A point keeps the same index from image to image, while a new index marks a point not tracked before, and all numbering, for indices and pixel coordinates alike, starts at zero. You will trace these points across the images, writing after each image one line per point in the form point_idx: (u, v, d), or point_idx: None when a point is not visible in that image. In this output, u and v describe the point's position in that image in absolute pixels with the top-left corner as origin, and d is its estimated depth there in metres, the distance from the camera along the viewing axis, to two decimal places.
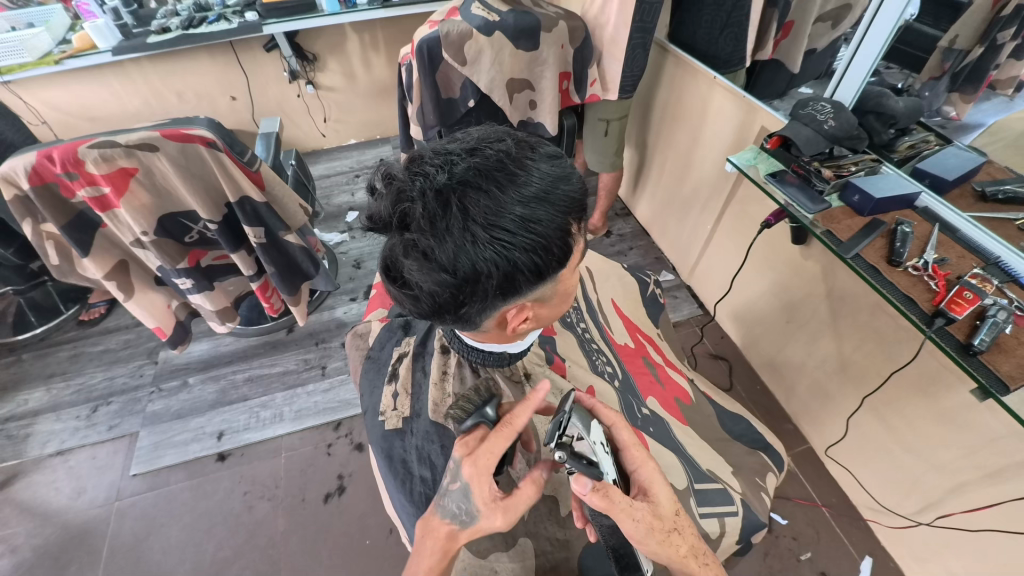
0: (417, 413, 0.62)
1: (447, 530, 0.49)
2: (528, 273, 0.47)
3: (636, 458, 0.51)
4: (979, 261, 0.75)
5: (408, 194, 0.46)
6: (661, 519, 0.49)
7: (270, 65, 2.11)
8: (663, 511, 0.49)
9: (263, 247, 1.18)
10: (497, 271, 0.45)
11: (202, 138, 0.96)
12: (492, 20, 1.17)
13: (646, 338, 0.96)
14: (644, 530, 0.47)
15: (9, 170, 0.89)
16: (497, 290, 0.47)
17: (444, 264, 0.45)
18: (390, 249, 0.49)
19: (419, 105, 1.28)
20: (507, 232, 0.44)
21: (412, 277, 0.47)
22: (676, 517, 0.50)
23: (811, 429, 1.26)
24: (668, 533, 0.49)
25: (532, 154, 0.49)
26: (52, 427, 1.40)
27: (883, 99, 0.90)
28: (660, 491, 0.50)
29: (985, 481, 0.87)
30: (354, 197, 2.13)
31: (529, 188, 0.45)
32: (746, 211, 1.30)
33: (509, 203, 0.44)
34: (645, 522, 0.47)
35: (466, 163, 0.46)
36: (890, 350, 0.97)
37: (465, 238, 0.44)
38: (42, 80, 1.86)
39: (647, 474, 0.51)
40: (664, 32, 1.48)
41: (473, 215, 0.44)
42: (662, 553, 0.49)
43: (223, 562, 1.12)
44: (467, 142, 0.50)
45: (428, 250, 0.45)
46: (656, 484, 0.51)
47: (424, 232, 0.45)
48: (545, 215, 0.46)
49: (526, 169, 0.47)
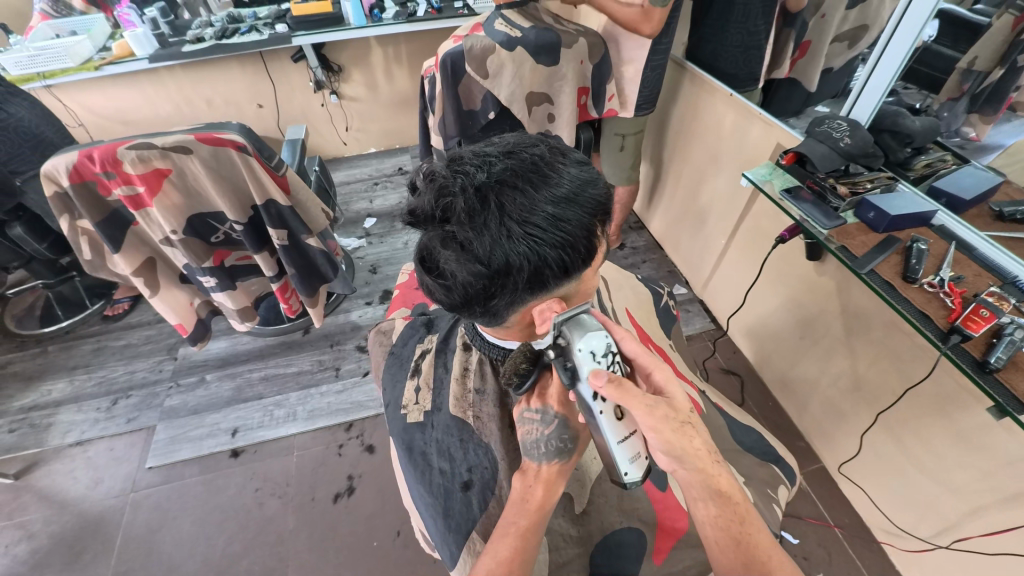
0: (438, 407, 0.66)
1: (553, 468, 0.55)
2: (556, 269, 0.49)
3: (652, 365, 0.55)
4: (995, 280, 0.75)
5: (450, 189, 0.48)
6: (675, 410, 0.50)
7: (297, 75, 2.18)
8: (676, 404, 0.52)
9: (285, 248, 1.22)
10: (528, 265, 0.47)
11: (233, 143, 1.00)
12: (515, 35, 1.21)
13: (658, 348, 0.94)
14: (656, 413, 0.49)
15: (52, 168, 0.94)
16: (527, 283, 0.49)
17: (480, 256, 0.47)
18: (427, 241, 0.51)
19: (440, 116, 1.32)
20: (539, 228, 0.46)
21: (447, 267, 0.49)
22: (689, 413, 0.52)
23: (823, 447, 1.25)
24: (682, 422, 0.50)
25: (564, 159, 0.51)
26: (74, 418, 1.43)
27: (899, 118, 0.92)
28: (670, 388, 0.53)
29: (1003, 505, 0.85)
30: (372, 204, 2.18)
31: (561, 189, 0.48)
32: (760, 226, 1.31)
33: (542, 201, 0.47)
34: (659, 405, 0.50)
35: (504, 163, 0.49)
36: (906, 367, 0.97)
37: (501, 233, 0.46)
38: (81, 84, 1.94)
39: (661, 376, 0.54)
40: (682, 50, 1.53)
41: (509, 212, 0.46)
42: (674, 442, 0.49)
43: (233, 557, 1.14)
44: (504, 145, 0.53)
45: (465, 242, 0.47)
46: (672, 385, 0.54)
47: (463, 225, 0.47)
48: (574, 215, 0.48)
49: (558, 171, 0.49)
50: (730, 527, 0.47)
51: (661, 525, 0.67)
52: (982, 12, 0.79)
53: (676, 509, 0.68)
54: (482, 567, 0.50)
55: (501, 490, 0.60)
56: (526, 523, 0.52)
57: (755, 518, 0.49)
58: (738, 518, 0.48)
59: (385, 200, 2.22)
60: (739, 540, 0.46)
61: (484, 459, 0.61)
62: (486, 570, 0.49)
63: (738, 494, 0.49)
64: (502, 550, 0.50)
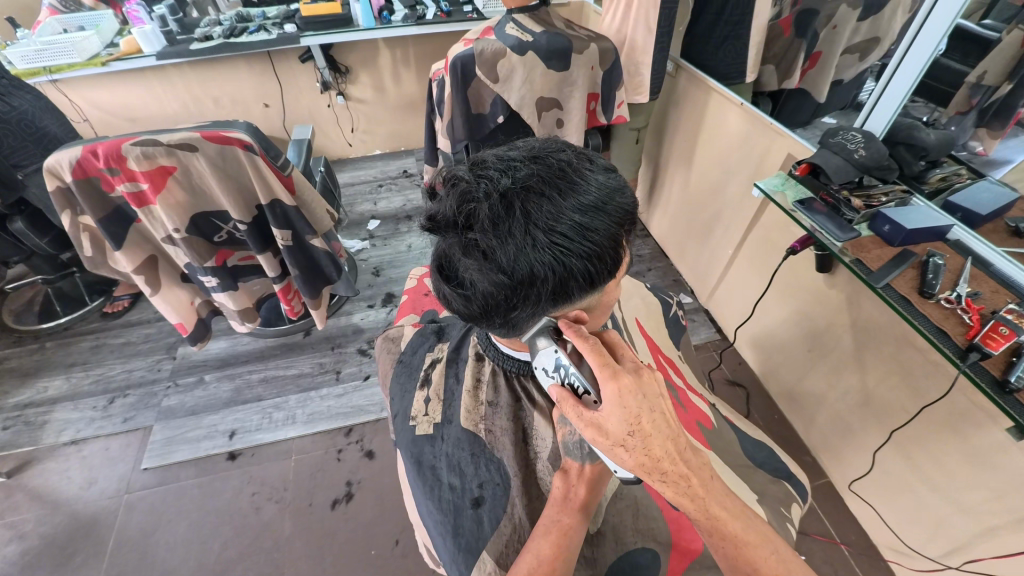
0: (449, 420, 0.64)
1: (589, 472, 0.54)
2: (581, 280, 0.48)
3: (598, 375, 0.44)
4: (1014, 297, 0.72)
5: (473, 195, 0.47)
6: (605, 436, 0.43)
7: (304, 75, 2.18)
8: (609, 429, 0.43)
9: (289, 248, 1.20)
10: (553, 276, 0.46)
11: (239, 141, 0.98)
12: (526, 39, 1.20)
13: (667, 359, 0.93)
14: (587, 436, 0.45)
15: (56, 162, 0.92)
16: (550, 294, 0.48)
17: (503, 266, 0.45)
18: (447, 248, 0.50)
19: (448, 120, 1.30)
20: (566, 238, 0.45)
21: (468, 276, 0.48)
22: (629, 437, 0.42)
23: (831, 464, 1.23)
24: (613, 447, 0.43)
25: (590, 165, 0.49)
26: (69, 416, 1.41)
27: (914, 131, 0.90)
28: (609, 407, 0.43)
29: (1015, 527, 0.83)
30: (376, 206, 2.18)
31: (588, 197, 0.46)
32: (769, 237, 1.29)
33: (569, 210, 0.45)
34: (589, 422, 0.45)
35: (529, 169, 0.47)
36: (919, 384, 0.95)
37: (526, 242, 0.45)
38: (89, 79, 1.94)
39: (608, 392, 0.43)
40: (678, 50, 1.53)
41: (536, 219, 0.45)
42: (616, 462, 0.44)
43: (228, 563, 1.11)
44: (528, 150, 0.51)
45: (488, 250, 0.46)
46: (615, 406, 0.43)
47: (486, 232, 0.45)
48: (601, 224, 0.47)
49: (584, 178, 0.47)
50: (719, 549, 0.45)
51: (676, 545, 0.66)
52: (991, 27, 0.78)
53: (690, 528, 0.67)
54: (523, 565, 0.47)
55: (513, 509, 0.58)
56: (569, 521, 0.50)
57: (740, 523, 0.44)
58: (716, 533, 0.44)
59: (389, 201, 2.21)
60: (735, 558, 0.44)
61: (496, 475, 0.60)
62: (528, 568, 0.46)
63: (702, 510, 0.44)
64: (535, 546, 0.48)
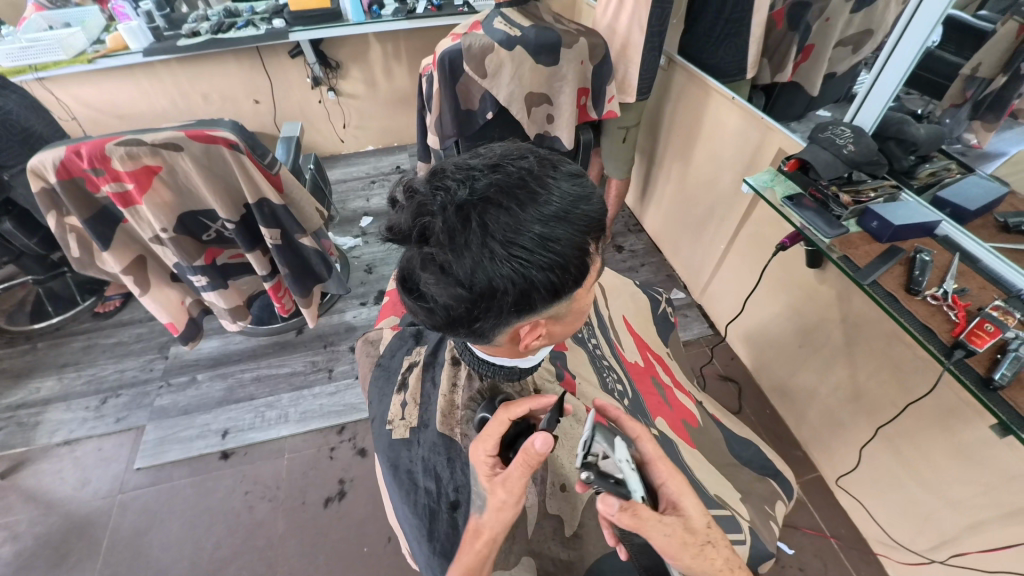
0: (425, 424, 0.64)
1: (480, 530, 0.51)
2: (544, 291, 0.47)
3: (665, 471, 0.52)
4: (1000, 293, 0.73)
5: (429, 208, 0.47)
6: (694, 535, 0.48)
7: (294, 70, 2.16)
8: (693, 522, 0.49)
9: (279, 247, 1.20)
10: (514, 288, 0.46)
11: (225, 140, 0.97)
12: (514, 35, 1.19)
13: (655, 357, 0.94)
14: (674, 543, 0.47)
15: (39, 163, 0.91)
16: (512, 306, 0.48)
17: (461, 279, 0.46)
18: (408, 260, 0.50)
19: (437, 115, 1.29)
20: (525, 250, 0.45)
21: (428, 289, 0.48)
22: (709, 529, 0.49)
23: (821, 459, 1.24)
24: (702, 545, 0.48)
25: (554, 172, 0.48)
26: (62, 417, 1.41)
27: (904, 126, 0.89)
28: (690, 505, 0.50)
29: (1004, 521, 0.83)
30: (369, 202, 2.17)
31: (549, 207, 0.45)
32: (760, 232, 1.29)
33: (528, 220, 0.45)
34: (673, 526, 0.47)
35: (488, 179, 0.46)
36: (904, 381, 0.96)
37: (483, 254, 0.44)
38: (75, 76, 1.91)
39: (675, 485, 0.51)
40: (675, 47, 1.52)
41: (493, 231, 0.44)
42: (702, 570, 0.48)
43: (221, 562, 1.12)
44: (490, 157, 0.50)
45: (445, 264, 0.46)
46: (684, 495, 0.51)
47: (443, 247, 0.45)
48: (563, 233, 0.46)
49: (547, 187, 0.46)
50: None
51: None
52: (987, 19, 0.78)
53: None
54: None
55: None
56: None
57: None
58: None
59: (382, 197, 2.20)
60: None
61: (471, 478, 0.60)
62: None
63: None
64: None
